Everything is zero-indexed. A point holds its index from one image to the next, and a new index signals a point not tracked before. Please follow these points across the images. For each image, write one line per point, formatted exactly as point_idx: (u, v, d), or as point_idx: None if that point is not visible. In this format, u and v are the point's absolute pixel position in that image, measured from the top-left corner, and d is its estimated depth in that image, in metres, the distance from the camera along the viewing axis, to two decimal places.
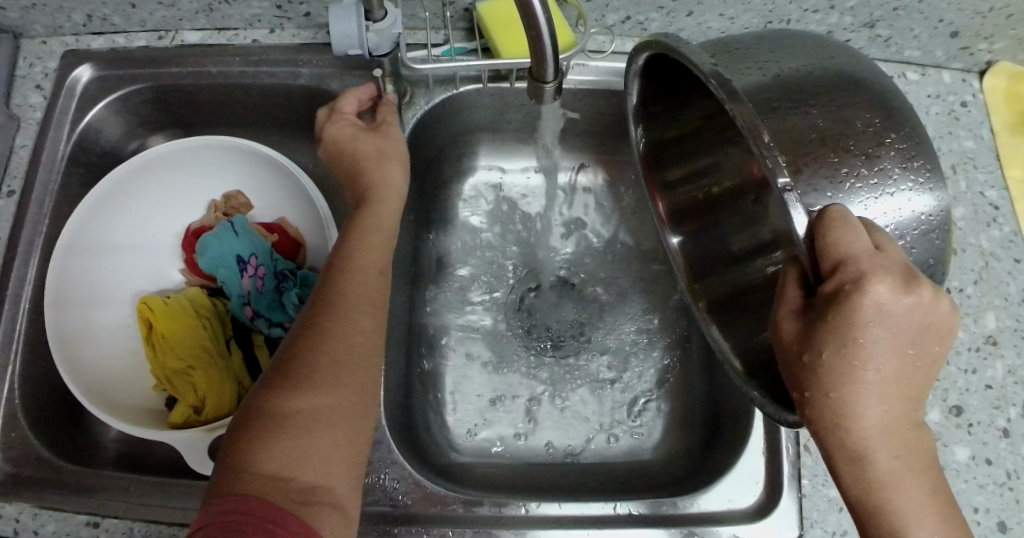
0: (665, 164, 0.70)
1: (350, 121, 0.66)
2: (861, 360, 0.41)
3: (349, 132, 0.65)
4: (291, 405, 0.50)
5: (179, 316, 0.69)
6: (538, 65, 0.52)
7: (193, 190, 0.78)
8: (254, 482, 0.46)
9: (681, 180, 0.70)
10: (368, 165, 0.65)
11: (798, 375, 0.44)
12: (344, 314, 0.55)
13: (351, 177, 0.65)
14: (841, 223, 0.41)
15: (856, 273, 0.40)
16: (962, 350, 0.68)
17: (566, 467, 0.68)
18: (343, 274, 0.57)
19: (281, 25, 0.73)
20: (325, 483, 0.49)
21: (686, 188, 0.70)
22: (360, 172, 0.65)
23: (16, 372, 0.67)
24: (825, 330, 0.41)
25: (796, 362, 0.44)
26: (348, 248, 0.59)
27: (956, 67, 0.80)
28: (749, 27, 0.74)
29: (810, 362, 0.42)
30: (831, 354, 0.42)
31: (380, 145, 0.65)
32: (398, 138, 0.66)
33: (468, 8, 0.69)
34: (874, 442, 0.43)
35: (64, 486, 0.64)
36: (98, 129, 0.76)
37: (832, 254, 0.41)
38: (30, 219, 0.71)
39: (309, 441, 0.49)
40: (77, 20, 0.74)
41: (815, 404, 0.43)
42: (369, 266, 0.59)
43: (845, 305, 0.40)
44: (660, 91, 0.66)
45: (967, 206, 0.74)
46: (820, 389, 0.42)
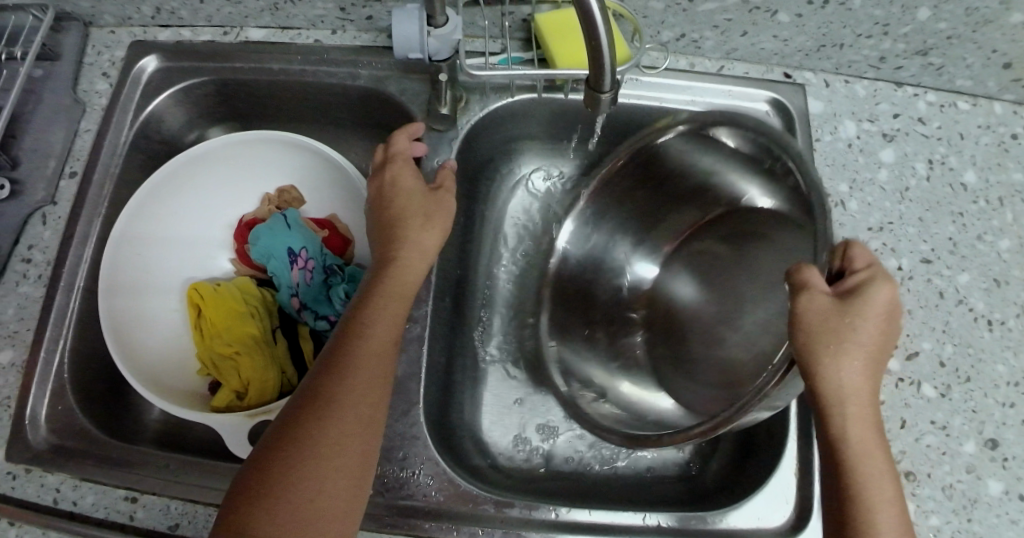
0: (633, 179, 0.73)
1: (412, 173, 0.66)
2: (878, 335, 0.50)
3: (409, 183, 0.66)
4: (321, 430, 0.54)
5: (229, 303, 0.71)
6: (596, 74, 0.52)
7: (248, 183, 0.80)
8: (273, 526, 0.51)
9: (629, 209, 0.76)
10: (410, 223, 0.64)
11: (838, 333, 0.49)
12: (356, 371, 0.57)
13: (383, 225, 0.64)
14: (864, 248, 0.54)
15: (883, 275, 0.52)
16: (1002, 383, 0.68)
17: (591, 476, 0.70)
18: (375, 315, 0.59)
19: (343, 27, 0.76)
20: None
21: (633, 207, 0.76)
22: (397, 227, 0.64)
23: (66, 347, 0.69)
24: (861, 305, 0.50)
25: (840, 323, 0.49)
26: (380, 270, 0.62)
27: (1008, 99, 0.79)
28: (802, 49, 0.75)
29: (851, 323, 0.49)
30: (865, 323, 0.50)
31: (430, 209, 0.65)
32: (449, 207, 0.66)
33: (527, 19, 0.70)
34: (867, 410, 0.50)
35: (105, 459, 0.65)
36: (160, 118, 0.79)
37: (862, 261, 0.53)
38: (89, 201, 0.74)
39: (320, 496, 0.52)
40: (146, 12, 0.77)
41: (846, 360, 0.49)
42: (385, 329, 0.59)
43: (879, 292, 0.51)
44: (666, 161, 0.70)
45: (1013, 239, 0.73)
46: (857, 343, 0.49)
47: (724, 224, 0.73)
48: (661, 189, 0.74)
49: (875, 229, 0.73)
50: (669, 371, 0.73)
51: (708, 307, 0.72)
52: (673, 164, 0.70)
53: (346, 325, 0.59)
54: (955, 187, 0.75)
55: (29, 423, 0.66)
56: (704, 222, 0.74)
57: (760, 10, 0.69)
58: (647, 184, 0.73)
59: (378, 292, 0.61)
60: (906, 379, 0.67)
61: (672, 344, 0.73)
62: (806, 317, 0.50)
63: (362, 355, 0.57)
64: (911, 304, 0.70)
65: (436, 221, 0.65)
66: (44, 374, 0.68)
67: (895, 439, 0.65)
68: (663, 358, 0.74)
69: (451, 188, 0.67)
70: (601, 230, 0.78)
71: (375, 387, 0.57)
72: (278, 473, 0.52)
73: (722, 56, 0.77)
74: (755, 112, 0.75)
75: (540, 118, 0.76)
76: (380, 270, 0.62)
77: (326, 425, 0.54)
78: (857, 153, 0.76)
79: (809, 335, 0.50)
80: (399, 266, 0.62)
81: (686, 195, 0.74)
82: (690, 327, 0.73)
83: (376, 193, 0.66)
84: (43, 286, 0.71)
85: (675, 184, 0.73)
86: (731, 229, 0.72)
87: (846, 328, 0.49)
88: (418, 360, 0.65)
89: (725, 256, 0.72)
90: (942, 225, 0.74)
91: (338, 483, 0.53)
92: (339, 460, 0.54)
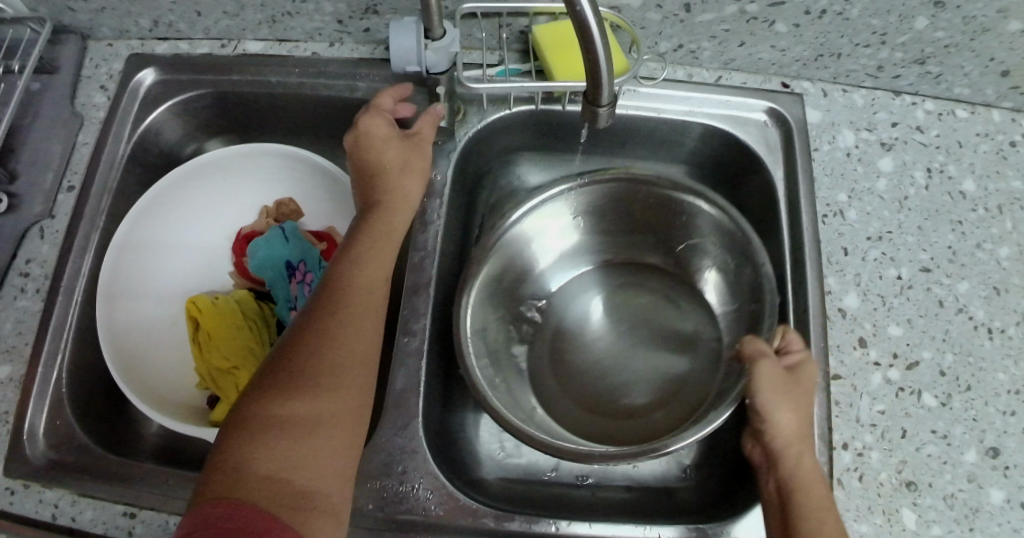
0: (618, 193, 0.76)
1: (386, 120, 0.67)
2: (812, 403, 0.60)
3: (383, 130, 0.66)
4: (302, 387, 0.54)
5: (227, 317, 0.71)
6: (594, 88, 0.52)
7: (246, 195, 0.80)
8: (253, 484, 0.49)
9: (589, 229, 0.79)
10: (391, 172, 0.66)
11: (784, 396, 0.59)
12: (346, 315, 0.58)
13: (365, 178, 0.67)
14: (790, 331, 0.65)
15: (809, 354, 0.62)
16: (1003, 392, 0.67)
17: (593, 488, 0.69)
18: (354, 271, 0.61)
19: (341, 39, 0.76)
20: (324, 488, 0.52)
21: (606, 240, 0.80)
22: (379, 178, 0.66)
23: (64, 360, 0.69)
24: (800, 377, 0.60)
25: (785, 388, 0.59)
26: (361, 232, 0.64)
27: (1006, 106, 0.79)
28: (799, 59, 0.75)
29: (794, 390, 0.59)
30: (805, 391, 0.59)
31: (408, 156, 0.67)
32: (426, 154, 0.68)
33: (524, 30, 0.70)
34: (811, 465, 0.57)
35: (102, 474, 0.65)
36: (158, 131, 0.79)
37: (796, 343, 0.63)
38: (87, 214, 0.73)
39: (300, 456, 0.51)
40: (144, 25, 0.77)
41: (791, 421, 0.58)
42: (372, 279, 0.62)
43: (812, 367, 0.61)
44: (664, 202, 0.75)
45: (1013, 247, 0.73)
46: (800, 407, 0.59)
47: (657, 281, 0.79)
48: (623, 223, 0.79)
49: (874, 238, 0.73)
50: (550, 385, 0.75)
51: (609, 345, 0.76)
52: (651, 209, 0.76)
53: (331, 275, 0.61)
54: (954, 195, 0.75)
55: (26, 438, 0.66)
56: (637, 269, 0.80)
57: (758, 21, 0.69)
58: (619, 209, 0.77)
59: (360, 247, 0.63)
60: (907, 388, 0.67)
61: (563, 364, 0.76)
62: (766, 380, 0.59)
63: (352, 301, 0.59)
64: (911, 313, 0.70)
65: (414, 165, 0.67)
66: (41, 388, 0.68)
67: (896, 449, 0.65)
68: (547, 378, 0.75)
69: (429, 134, 0.68)
70: (557, 220, 0.77)
71: (360, 334, 0.58)
72: (279, 409, 0.52)
73: (720, 67, 0.77)
74: (753, 122, 0.75)
75: (537, 129, 0.76)
76: (366, 218, 0.65)
77: (322, 363, 0.55)
78: (856, 163, 0.75)
79: (769, 396, 0.58)
80: (383, 216, 0.65)
81: (637, 240, 0.79)
82: (582, 355, 0.76)
83: (353, 143, 0.67)
84: (41, 300, 0.71)
85: (644, 225, 0.78)
86: (652, 290, 0.79)
87: (795, 393, 0.59)
88: (418, 373, 0.65)
89: (643, 306, 0.78)
90: (941, 233, 0.73)
91: (336, 422, 0.54)
92: (337, 397, 0.55)
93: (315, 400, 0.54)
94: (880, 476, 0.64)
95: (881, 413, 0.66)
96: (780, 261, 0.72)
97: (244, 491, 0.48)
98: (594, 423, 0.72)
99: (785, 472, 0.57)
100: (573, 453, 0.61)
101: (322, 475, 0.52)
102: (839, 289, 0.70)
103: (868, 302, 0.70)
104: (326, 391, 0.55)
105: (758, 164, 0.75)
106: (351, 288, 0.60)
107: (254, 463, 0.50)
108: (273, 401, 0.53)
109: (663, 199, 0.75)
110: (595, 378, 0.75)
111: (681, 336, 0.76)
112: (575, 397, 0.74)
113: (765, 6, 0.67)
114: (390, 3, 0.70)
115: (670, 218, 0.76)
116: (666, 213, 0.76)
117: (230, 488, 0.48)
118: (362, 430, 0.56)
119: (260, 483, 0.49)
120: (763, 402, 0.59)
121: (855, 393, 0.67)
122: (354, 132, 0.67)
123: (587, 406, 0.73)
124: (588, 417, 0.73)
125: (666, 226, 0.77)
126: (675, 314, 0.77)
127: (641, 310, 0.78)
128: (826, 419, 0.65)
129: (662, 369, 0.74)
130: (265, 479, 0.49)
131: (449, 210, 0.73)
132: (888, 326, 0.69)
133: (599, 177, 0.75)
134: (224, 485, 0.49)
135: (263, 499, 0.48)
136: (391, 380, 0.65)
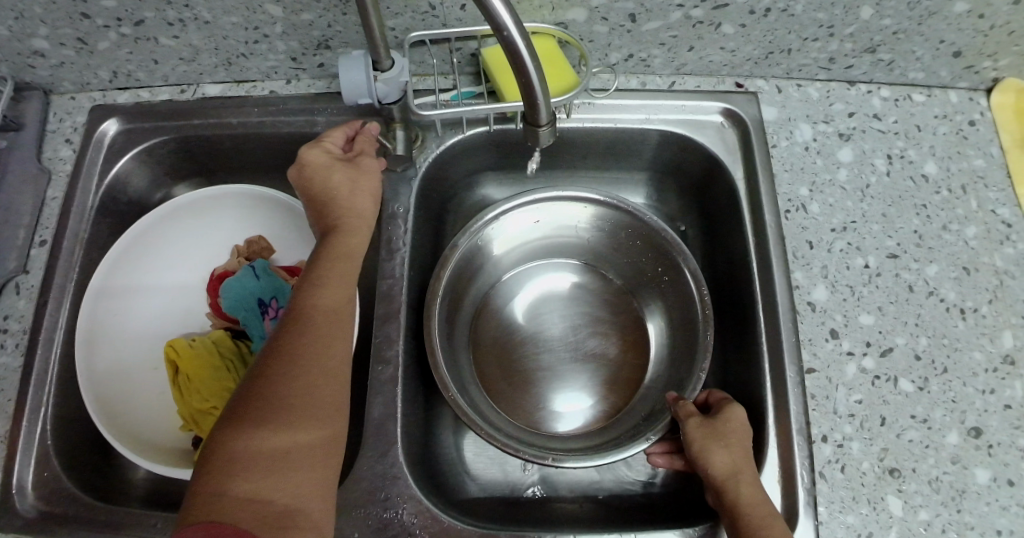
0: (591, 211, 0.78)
1: (328, 149, 0.68)
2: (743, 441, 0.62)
3: (325, 159, 0.67)
4: (278, 405, 0.55)
5: (204, 359, 0.72)
6: (532, 110, 0.54)
7: (216, 236, 0.81)
8: (232, 507, 0.49)
9: (558, 233, 0.80)
10: (339, 195, 0.66)
11: (709, 437, 0.62)
12: (318, 335, 0.59)
13: (318, 207, 0.67)
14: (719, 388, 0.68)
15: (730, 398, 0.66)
16: (981, 371, 0.68)
17: (582, 499, 0.70)
18: (318, 290, 0.62)
19: (297, 76, 0.77)
20: (303, 506, 0.52)
21: (563, 246, 0.81)
22: (330, 202, 0.66)
23: (47, 414, 0.70)
24: (723, 420, 0.63)
25: (706, 431, 0.63)
26: (324, 251, 0.64)
27: (962, 86, 0.80)
28: (751, 58, 0.76)
29: (716, 430, 0.62)
30: (731, 432, 0.62)
31: (355, 177, 0.67)
32: (372, 169, 0.68)
33: (475, 54, 0.72)
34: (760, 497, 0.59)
35: (92, 523, 0.65)
36: (125, 179, 0.80)
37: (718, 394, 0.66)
38: (61, 268, 0.74)
39: (277, 478, 0.52)
40: (104, 76, 0.78)
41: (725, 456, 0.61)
42: (336, 298, 0.62)
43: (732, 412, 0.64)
44: (630, 219, 0.76)
45: (979, 225, 0.74)
46: (730, 444, 0.61)
47: (608, 292, 0.81)
48: (595, 234, 0.80)
49: (839, 229, 0.73)
50: (501, 368, 0.76)
51: (552, 344, 0.77)
52: (621, 231, 0.78)
53: (298, 292, 0.62)
54: (916, 179, 0.76)
55: (15, 493, 0.66)
56: (593, 279, 0.81)
57: (704, 24, 0.70)
58: (593, 221, 0.79)
59: (324, 264, 0.63)
60: (883, 375, 0.67)
61: (516, 354, 0.77)
62: (692, 433, 0.63)
63: (318, 319, 0.60)
64: (881, 301, 0.70)
65: (362, 187, 0.67)
66: (27, 443, 0.68)
67: (878, 436, 0.65)
68: (497, 365, 0.76)
69: (371, 151, 0.69)
70: (527, 220, 0.78)
71: (329, 353, 0.59)
72: (255, 432, 0.53)
73: (673, 72, 0.78)
74: (710, 124, 0.77)
75: (494, 150, 0.78)
76: (326, 238, 0.66)
77: (295, 385, 0.56)
78: (815, 155, 0.76)
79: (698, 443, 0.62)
80: (344, 235, 0.66)
81: (599, 252, 0.81)
82: (530, 349, 0.77)
83: (296, 175, 0.68)
84: (21, 355, 0.71)
85: (614, 244, 0.80)
86: (597, 308, 0.80)
87: (724, 436, 0.62)
88: (394, 400, 0.66)
89: (597, 316, 0.79)
90: (906, 219, 0.74)
91: (314, 442, 0.55)
92: (314, 416, 0.56)
93: (290, 421, 0.54)
94: (863, 465, 0.64)
95: (859, 403, 0.66)
96: (746, 259, 0.73)
97: (224, 515, 0.49)
98: (535, 411, 0.74)
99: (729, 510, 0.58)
100: (538, 456, 0.64)
101: (301, 494, 0.53)
102: (807, 282, 0.71)
103: (837, 293, 0.70)
104: (301, 410, 0.55)
105: (718, 165, 0.76)
106: (316, 307, 0.61)
107: (233, 486, 0.50)
108: (249, 423, 0.53)
109: (642, 232, 0.76)
110: (545, 373, 0.76)
111: (618, 348, 0.77)
112: (526, 387, 0.75)
113: (708, 10, 0.68)
114: (341, 38, 0.71)
115: (636, 245, 0.78)
116: (627, 231, 0.78)
117: (211, 513, 0.49)
118: (339, 448, 0.57)
119: (241, 506, 0.50)
120: (696, 450, 0.62)
121: (831, 384, 0.67)
122: (297, 163, 0.67)
123: (536, 393, 0.75)
124: (538, 407, 0.74)
125: (627, 243, 0.79)
126: (617, 321, 0.79)
127: (587, 323, 0.79)
128: (803, 413, 0.66)
129: (598, 377, 0.76)
130: (245, 501, 0.50)
131: (415, 234, 0.74)
132: (859, 316, 0.70)
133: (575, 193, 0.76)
134: (204, 510, 0.49)
135: (245, 521, 0.49)
136: (369, 408, 0.65)
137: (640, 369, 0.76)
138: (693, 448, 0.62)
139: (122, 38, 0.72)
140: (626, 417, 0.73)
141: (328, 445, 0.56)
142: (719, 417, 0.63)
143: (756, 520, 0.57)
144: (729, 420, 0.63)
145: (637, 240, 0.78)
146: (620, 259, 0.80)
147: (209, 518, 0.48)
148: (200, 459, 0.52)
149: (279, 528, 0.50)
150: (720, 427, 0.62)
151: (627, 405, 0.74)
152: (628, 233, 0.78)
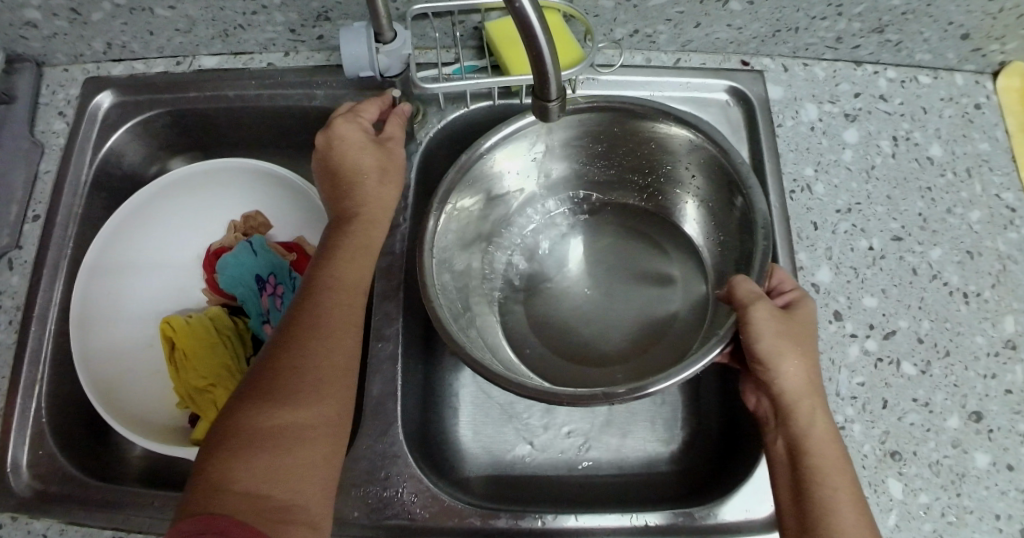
0: (589, 122, 0.71)
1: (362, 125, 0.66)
2: (808, 349, 0.57)
3: (359, 137, 0.65)
4: (281, 397, 0.54)
5: (201, 335, 0.70)
6: (541, 84, 0.53)
7: (212, 211, 0.80)
8: (230, 499, 0.49)
9: (557, 155, 0.75)
10: (363, 176, 0.65)
11: (782, 340, 0.56)
12: (327, 323, 0.58)
13: (337, 186, 0.66)
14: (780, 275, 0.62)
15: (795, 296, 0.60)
16: (982, 355, 0.67)
17: (582, 479, 0.69)
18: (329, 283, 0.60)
19: (295, 48, 0.76)
20: (302, 500, 0.51)
21: (586, 188, 0.79)
22: (353, 181, 0.65)
23: (43, 391, 0.68)
24: (792, 322, 0.57)
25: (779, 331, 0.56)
26: (336, 239, 0.63)
27: (969, 69, 0.79)
28: (758, 36, 0.75)
29: (787, 332, 0.56)
30: (800, 338, 0.57)
31: (382, 162, 0.66)
32: (399, 157, 0.67)
33: (478, 27, 0.71)
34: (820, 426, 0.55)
35: (85, 502, 0.64)
36: (120, 153, 0.78)
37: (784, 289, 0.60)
38: (55, 242, 0.73)
39: (277, 470, 0.51)
40: (98, 48, 0.77)
41: (794, 372, 0.56)
42: (349, 286, 0.61)
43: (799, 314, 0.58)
44: (626, 149, 0.74)
45: (983, 209, 0.73)
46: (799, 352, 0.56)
47: (633, 218, 0.78)
48: (609, 167, 0.77)
49: (843, 210, 0.73)
50: (522, 325, 0.73)
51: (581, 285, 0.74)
52: (621, 139, 0.73)
53: (311, 281, 0.61)
54: (922, 162, 0.75)
55: (10, 471, 0.65)
56: (609, 205, 0.79)
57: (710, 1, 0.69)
58: (599, 153, 0.75)
59: (336, 252, 0.62)
60: (885, 358, 0.67)
61: (531, 304, 0.74)
62: (765, 327, 0.55)
63: (330, 309, 0.59)
64: (884, 283, 0.70)
65: (391, 172, 0.66)
66: (22, 421, 0.67)
67: (879, 419, 0.65)
68: (517, 307, 0.74)
69: (401, 137, 0.68)
70: (522, 156, 0.73)
71: (336, 345, 0.58)
72: (258, 423, 0.52)
73: (678, 49, 0.77)
74: (714, 102, 0.76)
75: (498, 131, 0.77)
76: (339, 224, 0.64)
77: (302, 378, 0.55)
78: (821, 136, 0.75)
79: (773, 343, 0.55)
80: (360, 223, 0.64)
81: (602, 176, 0.78)
82: (554, 303, 0.74)
83: (324, 146, 0.66)
84: (14, 332, 0.70)
85: (609, 169, 0.77)
86: (625, 242, 0.76)
87: (796, 342, 0.56)
88: (394, 378, 0.65)
89: (622, 232, 0.77)
90: (910, 201, 0.73)
91: (317, 433, 0.54)
92: (316, 411, 0.54)
93: (293, 412, 0.53)
94: (864, 449, 0.64)
95: (861, 385, 0.66)
96: None
97: (220, 506, 0.48)
98: (557, 360, 0.71)
99: (797, 432, 0.55)
100: (576, 399, 0.55)
101: (300, 487, 0.51)
102: (810, 263, 0.70)
103: (841, 276, 0.70)
104: (306, 405, 0.54)
105: None
106: (326, 296, 0.60)
107: (233, 478, 0.50)
108: (254, 413, 0.53)
109: (618, 143, 0.73)
110: (566, 319, 0.73)
111: (653, 272, 0.74)
112: (549, 335, 0.73)
113: None
114: (340, 9, 0.70)
115: (633, 149, 0.74)
116: (633, 159, 0.75)
117: (209, 504, 0.48)
118: (343, 442, 0.56)
119: (239, 496, 0.49)
120: (764, 350, 0.56)
121: (834, 367, 0.66)
122: (326, 133, 0.65)
123: (566, 348, 0.71)
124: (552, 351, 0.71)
125: (638, 170, 0.76)
126: (658, 252, 0.75)
127: (620, 258, 0.75)
128: None
129: (635, 302, 0.73)
130: (243, 493, 0.49)
131: (414, 210, 0.73)
132: (862, 298, 0.69)
133: (571, 105, 0.69)
134: (203, 502, 0.48)
135: (241, 511, 0.48)
136: (368, 387, 0.65)
137: (685, 291, 0.72)
138: (765, 349, 0.55)
139: (117, 8, 0.71)
140: (658, 335, 0.70)
141: (333, 440, 0.55)
142: (789, 317, 0.57)
143: (818, 456, 0.54)
144: (797, 322, 0.57)
145: (646, 175, 0.76)
146: (643, 187, 0.77)
147: (205, 510, 0.48)
148: (202, 453, 0.52)
149: (275, 521, 0.49)
150: (790, 328, 0.56)
151: (659, 322, 0.71)
152: (633, 173, 0.76)
